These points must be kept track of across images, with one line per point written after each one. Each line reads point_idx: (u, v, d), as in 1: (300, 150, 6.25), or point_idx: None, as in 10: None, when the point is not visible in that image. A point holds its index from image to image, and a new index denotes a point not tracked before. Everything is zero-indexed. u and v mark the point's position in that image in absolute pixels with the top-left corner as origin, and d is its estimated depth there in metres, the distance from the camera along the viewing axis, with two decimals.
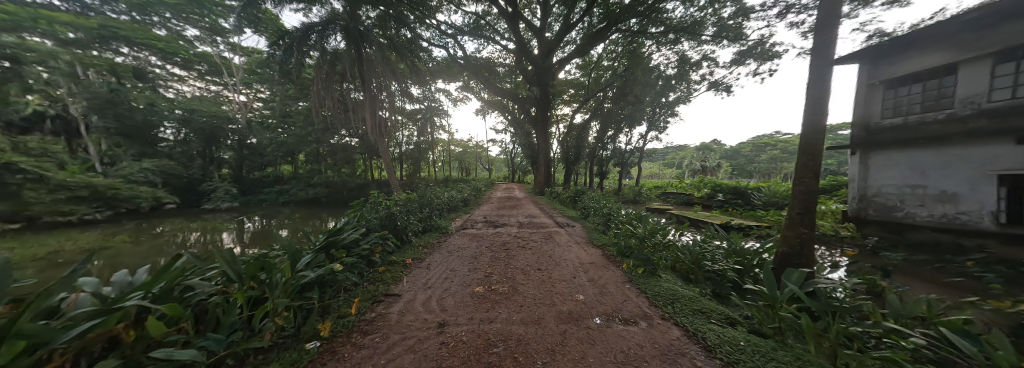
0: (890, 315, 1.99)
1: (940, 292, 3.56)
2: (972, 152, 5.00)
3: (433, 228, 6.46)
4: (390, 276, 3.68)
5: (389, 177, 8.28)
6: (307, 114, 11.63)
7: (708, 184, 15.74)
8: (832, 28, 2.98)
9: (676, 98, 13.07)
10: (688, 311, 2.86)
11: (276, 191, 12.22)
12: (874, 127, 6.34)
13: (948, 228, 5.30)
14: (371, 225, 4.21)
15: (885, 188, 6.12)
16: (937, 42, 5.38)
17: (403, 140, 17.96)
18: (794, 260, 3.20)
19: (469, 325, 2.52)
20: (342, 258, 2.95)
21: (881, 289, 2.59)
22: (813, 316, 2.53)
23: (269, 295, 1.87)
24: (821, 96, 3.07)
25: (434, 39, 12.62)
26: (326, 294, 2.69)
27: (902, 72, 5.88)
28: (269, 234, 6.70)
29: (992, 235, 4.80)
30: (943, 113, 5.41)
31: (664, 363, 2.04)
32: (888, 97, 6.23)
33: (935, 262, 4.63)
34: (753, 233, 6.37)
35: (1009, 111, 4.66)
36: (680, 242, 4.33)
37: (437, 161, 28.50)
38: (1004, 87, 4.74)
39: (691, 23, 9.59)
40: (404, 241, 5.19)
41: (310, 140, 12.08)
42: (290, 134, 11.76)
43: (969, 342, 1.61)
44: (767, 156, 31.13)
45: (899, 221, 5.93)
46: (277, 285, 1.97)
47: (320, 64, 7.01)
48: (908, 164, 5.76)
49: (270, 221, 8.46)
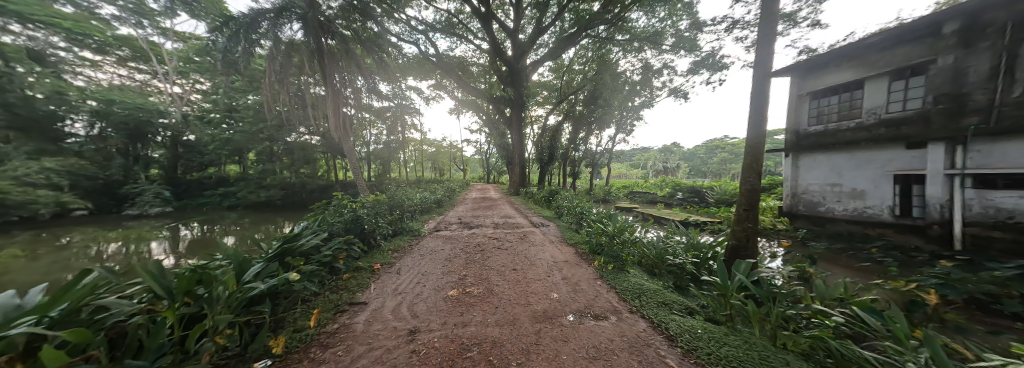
0: (820, 298, 2.26)
1: (854, 276, 4.17)
2: (878, 155, 5.86)
3: (405, 230, 6.21)
4: (355, 284, 3.45)
5: (355, 178, 7.80)
6: (259, 109, 10.65)
7: (670, 184, 16.92)
8: (769, 44, 3.34)
9: (642, 102, 13.91)
10: (653, 303, 3.04)
11: (221, 193, 10.94)
12: (802, 133, 7.24)
13: (859, 221, 6.20)
14: (334, 229, 3.92)
15: (812, 186, 7.02)
16: (846, 61, 6.31)
17: (371, 139, 17.03)
18: (742, 251, 3.55)
19: (442, 330, 2.44)
20: (299, 267, 2.71)
21: (810, 275, 2.96)
22: (758, 301, 2.81)
23: (208, 311, 1.63)
24: (762, 104, 3.44)
25: (405, 34, 12.23)
26: (281, 307, 2.45)
27: (821, 85, 6.80)
28: (212, 242, 5.97)
29: (890, 226, 5.71)
30: (853, 121, 6.25)
31: (632, 355, 2.13)
32: (813, 107, 7.10)
33: (850, 250, 5.42)
34: (708, 228, 6.97)
35: (903, 121, 5.51)
36: (645, 239, 4.61)
37: (409, 161, 27.49)
38: (897, 101, 5.62)
39: (654, 33, 10.30)
40: (372, 246, 4.92)
41: (263, 137, 10.99)
42: (239, 130, 10.57)
43: (876, 318, 1.89)
44: (718, 158, 34.21)
45: (823, 215, 6.83)
46: (219, 299, 1.73)
47: (273, 55, 6.40)
48: (830, 165, 6.64)
49: (214, 227, 7.54)
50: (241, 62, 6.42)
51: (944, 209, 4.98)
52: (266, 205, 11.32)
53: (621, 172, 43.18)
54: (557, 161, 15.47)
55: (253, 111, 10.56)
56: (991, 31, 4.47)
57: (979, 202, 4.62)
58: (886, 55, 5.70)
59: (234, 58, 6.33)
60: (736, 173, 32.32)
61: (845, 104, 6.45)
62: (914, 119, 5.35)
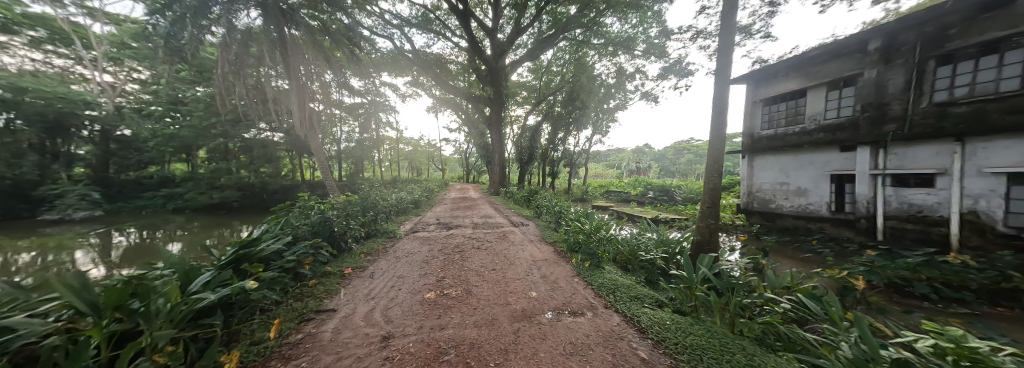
0: (771, 287, 2.49)
1: (800, 266, 4.63)
2: (819, 157, 6.53)
3: (379, 233, 5.97)
4: (323, 290, 3.24)
5: (323, 177, 7.35)
6: (210, 101, 9.60)
7: (642, 183, 17.79)
8: (728, 54, 3.62)
9: (617, 104, 14.48)
10: (626, 298, 3.16)
11: (163, 195, 9.35)
12: (756, 136, 7.87)
13: (803, 216, 6.86)
14: (299, 232, 3.67)
15: (765, 185, 7.66)
16: (792, 71, 6.96)
17: (342, 136, 16.17)
18: (705, 246, 3.83)
19: (418, 335, 2.36)
20: (258, 274, 2.48)
21: (763, 266, 3.24)
22: (720, 292, 3.01)
23: (145, 327, 1.42)
24: (721, 109, 3.71)
25: (378, 28, 11.79)
26: (236, 318, 2.24)
27: (772, 92, 7.44)
28: (154, 251, 5.29)
29: (827, 220, 6.38)
30: (798, 127, 6.91)
31: (606, 349, 2.20)
32: (765, 113, 7.76)
33: (796, 242, 6.03)
34: (677, 225, 7.40)
35: (838, 127, 6.18)
36: (619, 236, 4.80)
37: (383, 160, 26.47)
38: (832, 109, 6.30)
39: (626, 38, 10.83)
40: (342, 249, 4.65)
41: (215, 133, 9.86)
42: (184, 125, 9.42)
43: (815, 303, 2.11)
44: (685, 159, 36.51)
45: (773, 211, 7.48)
46: (159, 312, 1.53)
47: (226, 42, 5.82)
48: (780, 166, 7.28)
49: (156, 233, 6.74)
50: (189, 49, 5.75)
51: (870, 205, 5.68)
52: (218, 208, 10.08)
53: (598, 172, 44.56)
54: (536, 160, 15.62)
55: (202, 104, 9.53)
56: (905, 49, 5.18)
57: (896, 198, 5.36)
58: (823, 68, 6.40)
59: (179, 44, 5.64)
60: (700, 173, 34.58)
61: (791, 111, 7.12)
62: (847, 125, 6.02)
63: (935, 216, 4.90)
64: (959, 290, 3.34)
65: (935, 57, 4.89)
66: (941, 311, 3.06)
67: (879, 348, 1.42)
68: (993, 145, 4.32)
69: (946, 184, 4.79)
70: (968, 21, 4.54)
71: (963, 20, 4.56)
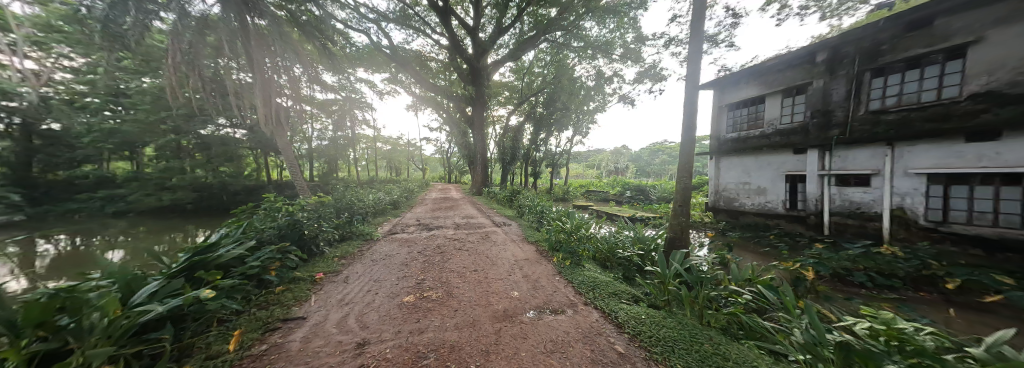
0: (735, 279, 2.68)
1: (759, 260, 5.01)
2: (776, 158, 7.06)
3: (355, 235, 5.75)
4: (290, 297, 3.04)
5: (292, 177, 6.94)
6: (160, 94, 8.09)
7: (620, 182, 18.42)
8: (695, 60, 3.83)
9: (596, 106, 14.90)
10: (605, 294, 3.25)
11: (100, 198, 7.69)
12: (722, 139, 8.40)
13: (762, 213, 7.38)
14: (264, 236, 3.41)
15: (729, 185, 8.18)
16: (752, 79, 7.52)
17: (314, 134, 15.34)
18: (677, 242, 4.06)
19: (395, 340, 2.29)
20: (215, 282, 2.26)
21: (728, 260, 3.46)
22: (690, 286, 3.18)
23: (78, 344, 1.24)
24: (690, 112, 3.93)
25: (352, 21, 11.31)
26: (193, 329, 2.05)
27: (736, 98, 7.97)
28: (88, 261, 4.69)
29: (782, 217, 6.92)
30: (758, 130, 7.44)
31: (586, 345, 2.25)
32: (730, 117, 8.27)
33: (756, 237, 6.52)
34: (651, 223, 7.74)
35: (792, 131, 6.71)
36: (599, 234, 4.94)
37: (359, 159, 25.41)
38: (787, 114, 6.85)
39: (604, 42, 11.18)
40: (313, 253, 4.41)
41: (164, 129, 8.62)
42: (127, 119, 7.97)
43: (772, 293, 2.30)
44: (659, 160, 38.29)
45: (736, 209, 8.01)
46: (96, 327, 1.34)
47: (177, 30, 5.28)
48: (743, 167, 7.80)
49: (94, 239, 6.00)
50: (131, 36, 5.24)
51: (818, 202, 6.25)
52: (166, 210, 8.83)
53: (578, 172, 45.50)
54: (519, 161, 15.70)
55: (149, 96, 8.03)
56: (846, 61, 5.75)
57: (839, 197, 5.93)
58: (779, 76, 6.96)
59: (120, 30, 5.12)
60: (674, 173, 36.35)
61: (752, 116, 7.65)
62: (799, 129, 6.56)
63: (871, 212, 5.47)
64: (892, 277, 3.76)
65: (870, 69, 5.47)
66: (876, 297, 3.44)
67: (825, 333, 1.55)
68: (916, 149, 4.92)
69: (879, 183, 5.37)
70: (897, 38, 5.14)
71: (893, 37, 5.17)
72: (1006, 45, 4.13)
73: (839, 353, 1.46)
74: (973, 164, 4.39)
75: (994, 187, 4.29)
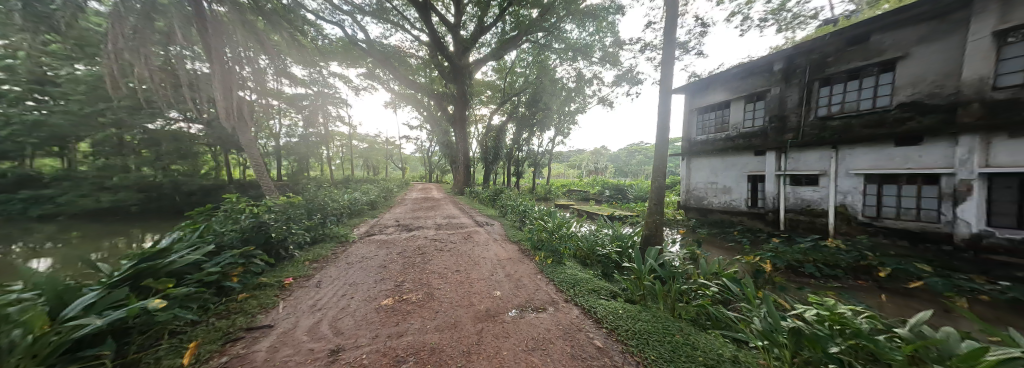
0: (703, 273, 2.86)
1: (724, 255, 5.39)
2: (740, 159, 7.56)
3: (329, 237, 5.49)
4: (255, 305, 2.83)
5: (258, 176, 6.49)
6: (96, 83, 6.88)
7: (600, 181, 18.96)
8: (667, 66, 4.02)
9: (578, 108, 15.19)
10: (584, 291, 3.33)
11: (21, 200, 6.22)
12: (693, 141, 8.89)
13: (727, 211, 7.89)
14: (225, 240, 3.15)
15: (699, 184, 8.68)
16: (719, 85, 8.02)
17: (281, 131, 14.34)
18: (651, 239, 4.25)
19: (372, 345, 2.21)
20: (167, 290, 2.05)
21: (698, 255, 3.69)
22: (663, 280, 3.33)
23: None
24: (663, 116, 4.13)
25: (325, 13, 10.74)
26: (142, 343, 1.85)
27: (704, 103, 8.46)
28: (5, 272, 4.09)
29: (745, 214, 7.44)
30: (724, 133, 7.94)
31: (566, 341, 2.29)
32: (699, 120, 8.77)
33: (721, 234, 6.98)
34: (629, 221, 8.06)
35: (752, 134, 7.22)
36: (579, 233, 5.05)
37: (333, 158, 24.17)
38: (748, 118, 7.37)
39: (584, 45, 11.47)
40: (280, 257, 4.14)
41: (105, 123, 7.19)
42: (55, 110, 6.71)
43: (736, 285, 2.48)
44: (637, 160, 39.75)
45: (705, 207, 8.51)
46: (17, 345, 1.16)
47: (118, 11, 4.80)
48: (711, 167, 8.30)
49: (15, 246, 5.23)
50: (61, 17, 4.69)
51: (775, 200, 6.78)
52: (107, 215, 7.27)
53: (560, 172, 46.17)
54: (501, 160, 15.70)
55: (84, 86, 6.86)
56: (798, 71, 6.30)
57: (793, 195, 6.47)
58: (741, 83, 7.48)
59: (46, 10, 4.59)
60: (650, 173, 37.89)
61: (719, 119, 8.16)
62: (759, 133, 7.08)
63: (819, 209, 6.03)
64: (835, 268, 4.18)
65: (819, 79, 6.02)
66: (823, 286, 3.82)
67: (780, 320, 1.69)
68: (855, 152, 5.49)
69: (826, 183, 5.94)
70: (840, 52, 5.70)
71: (837, 50, 5.73)
72: (927, 61, 4.71)
73: (793, 337, 1.58)
74: (901, 166, 4.97)
75: (917, 186, 4.88)
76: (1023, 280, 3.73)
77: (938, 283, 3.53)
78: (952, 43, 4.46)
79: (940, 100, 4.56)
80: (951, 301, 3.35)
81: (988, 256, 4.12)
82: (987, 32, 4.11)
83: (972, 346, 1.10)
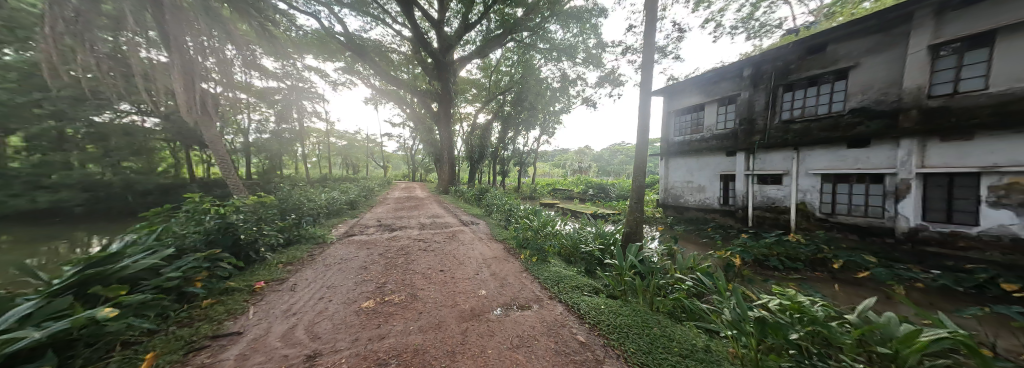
0: (680, 267, 3.01)
1: (698, 250, 5.69)
2: (714, 159, 7.95)
3: (305, 238, 5.25)
4: (222, 311, 2.66)
5: (224, 175, 6.07)
6: (32, 71, 6.08)
7: (584, 180, 19.32)
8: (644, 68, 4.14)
9: (563, 108, 15.38)
10: (568, 288, 3.39)
11: None
12: (671, 142, 9.23)
13: (701, 208, 8.27)
14: (186, 243, 2.93)
15: (676, 183, 9.03)
16: (695, 89, 8.38)
17: (251, 126, 13.44)
18: (632, 236, 4.39)
19: (352, 348, 2.14)
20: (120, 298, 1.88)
21: (675, 251, 3.87)
22: (643, 275, 3.46)
23: None
24: (641, 117, 4.27)
25: (298, 2, 10.19)
26: (90, 355, 1.68)
27: (682, 105, 8.82)
28: None
29: (717, 211, 7.85)
30: (699, 134, 8.32)
31: (550, 337, 2.33)
32: (676, 122, 9.13)
33: (696, 230, 7.33)
34: (611, 219, 8.27)
35: (725, 136, 7.60)
36: (563, 231, 5.14)
37: (309, 155, 22.98)
38: (721, 121, 7.74)
39: (568, 46, 11.64)
40: (250, 260, 3.90)
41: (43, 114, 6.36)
42: None
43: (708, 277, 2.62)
44: (619, 160, 40.83)
45: (681, 205, 8.89)
46: None
47: None
48: (687, 167, 8.67)
49: None
50: None
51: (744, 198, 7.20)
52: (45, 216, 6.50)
53: (546, 172, 46.58)
54: (486, 159, 15.61)
55: (15, 72, 6.00)
56: (765, 77, 6.70)
57: (760, 193, 6.91)
58: (715, 86, 7.85)
59: None
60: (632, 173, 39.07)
61: (695, 121, 8.53)
62: (730, 134, 7.47)
63: (783, 206, 6.47)
64: (796, 261, 4.50)
65: (783, 85, 6.43)
66: (785, 278, 4.11)
67: (747, 311, 1.80)
68: (814, 153, 5.95)
69: (789, 182, 6.38)
70: (802, 60, 6.13)
71: (799, 59, 6.16)
72: (874, 70, 5.15)
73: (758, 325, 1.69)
74: (852, 167, 5.43)
75: (865, 185, 5.35)
76: (951, 268, 4.20)
77: (882, 273, 3.87)
78: (895, 54, 4.91)
79: (885, 106, 5.01)
80: (891, 288, 3.73)
81: (922, 248, 4.60)
82: (924, 46, 4.55)
83: (909, 328, 1.23)
